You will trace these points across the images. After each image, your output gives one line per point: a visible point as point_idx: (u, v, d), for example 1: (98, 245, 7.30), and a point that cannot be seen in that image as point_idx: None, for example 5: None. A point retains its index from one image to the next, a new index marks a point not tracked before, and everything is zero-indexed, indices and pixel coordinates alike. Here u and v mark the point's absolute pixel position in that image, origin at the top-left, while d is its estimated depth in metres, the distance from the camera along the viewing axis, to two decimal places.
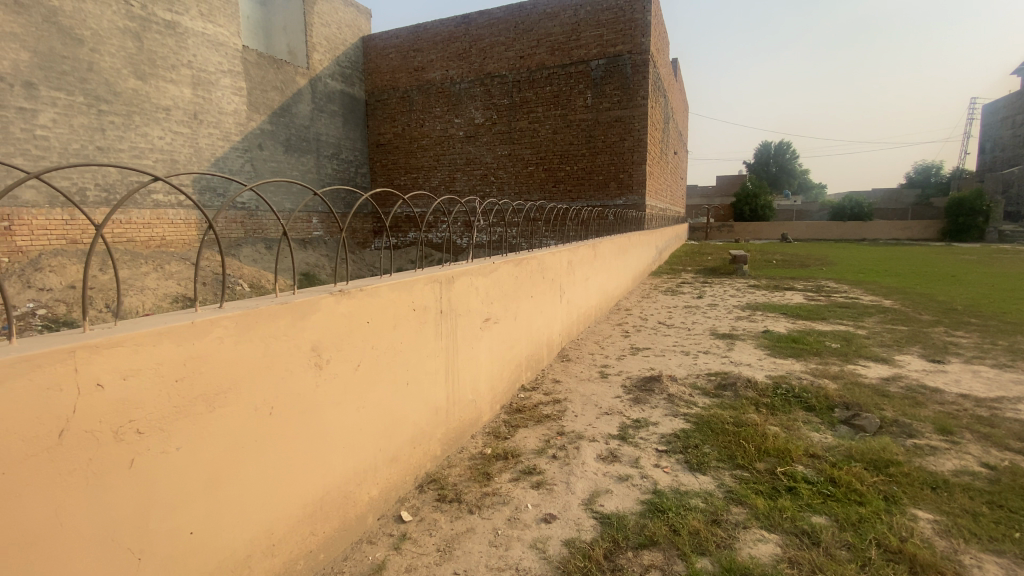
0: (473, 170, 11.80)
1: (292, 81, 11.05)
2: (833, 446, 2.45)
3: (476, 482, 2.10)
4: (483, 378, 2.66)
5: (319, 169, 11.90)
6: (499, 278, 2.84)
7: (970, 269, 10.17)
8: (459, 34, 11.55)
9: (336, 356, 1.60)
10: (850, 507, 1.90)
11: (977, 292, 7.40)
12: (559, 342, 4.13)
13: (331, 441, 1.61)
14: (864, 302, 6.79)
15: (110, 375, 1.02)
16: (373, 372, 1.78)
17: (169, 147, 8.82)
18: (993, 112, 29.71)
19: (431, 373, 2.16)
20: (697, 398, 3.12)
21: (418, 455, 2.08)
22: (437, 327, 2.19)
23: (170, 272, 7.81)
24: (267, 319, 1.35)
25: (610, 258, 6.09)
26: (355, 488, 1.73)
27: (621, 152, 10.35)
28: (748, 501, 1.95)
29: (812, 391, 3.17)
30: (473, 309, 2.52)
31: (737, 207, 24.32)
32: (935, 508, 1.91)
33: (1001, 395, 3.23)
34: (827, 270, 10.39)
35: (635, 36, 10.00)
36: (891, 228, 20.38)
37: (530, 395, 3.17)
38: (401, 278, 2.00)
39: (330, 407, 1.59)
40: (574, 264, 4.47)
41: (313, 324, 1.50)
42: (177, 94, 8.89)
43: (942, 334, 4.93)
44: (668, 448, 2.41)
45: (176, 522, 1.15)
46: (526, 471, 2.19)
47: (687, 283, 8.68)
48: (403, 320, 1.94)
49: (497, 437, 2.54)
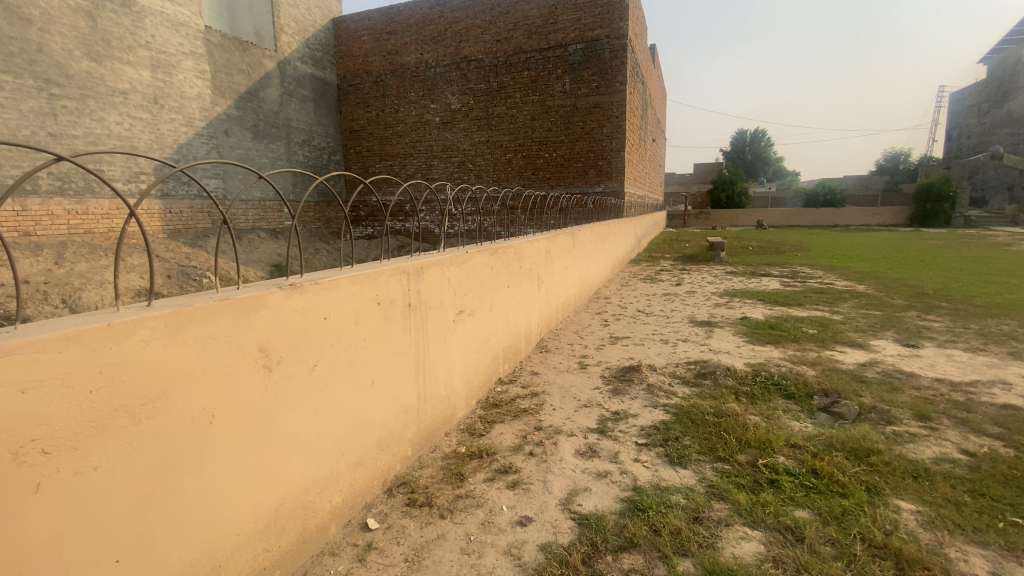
0: (450, 157, 11.56)
1: (259, 64, 10.59)
2: (814, 435, 2.41)
3: (449, 484, 1.99)
4: (457, 374, 2.54)
5: (290, 155, 11.49)
6: (474, 268, 2.71)
7: (938, 254, 10.41)
8: (434, 16, 11.24)
9: (288, 357, 1.46)
10: (833, 500, 1.86)
11: (945, 276, 7.55)
12: (537, 333, 4.03)
13: (288, 447, 1.48)
14: (839, 288, 6.86)
15: (7, 391, 0.88)
16: (331, 372, 1.65)
17: (127, 133, 8.37)
18: (959, 101, 30.55)
19: (400, 370, 2.03)
20: (676, 388, 3.06)
21: (385, 458, 1.96)
22: (406, 322, 2.06)
23: (133, 265, 7.41)
24: (205, 318, 1.22)
25: (589, 246, 6.01)
26: (315, 497, 1.60)
27: (600, 138, 10.23)
28: (730, 496, 1.89)
29: (791, 378, 3.14)
30: (444, 302, 2.38)
31: (714, 194, 24.50)
32: (917, 498, 1.89)
33: (977, 378, 3.26)
34: (801, 256, 10.52)
35: (613, 20, 9.86)
36: (861, 214, 20.87)
37: (507, 389, 3.06)
38: (364, 270, 1.86)
39: (283, 413, 1.46)
40: (553, 252, 4.37)
41: (260, 322, 1.36)
42: (135, 77, 8.43)
43: (915, 318, 5.00)
44: (648, 441, 2.34)
45: (99, 551, 1.01)
46: (501, 470, 2.09)
47: (666, 270, 8.68)
48: (367, 315, 1.81)
49: (473, 434, 2.43)
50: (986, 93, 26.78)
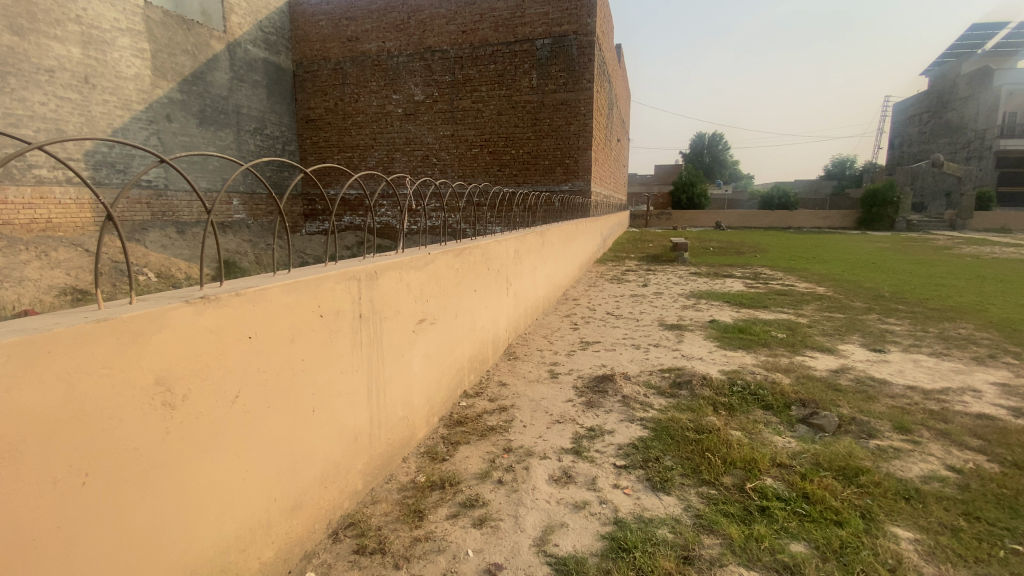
0: (413, 150, 11.16)
1: (206, 45, 9.87)
2: (798, 452, 2.27)
3: (404, 524, 1.72)
4: (416, 391, 2.27)
5: (240, 144, 10.77)
6: (436, 270, 2.44)
7: (888, 257, 10.81)
8: (396, 4, 10.81)
9: (198, 389, 1.17)
10: (829, 530, 1.71)
11: (897, 279, 7.80)
12: (504, 339, 3.78)
13: (202, 498, 1.19)
14: (800, 289, 6.93)
15: None
16: (258, 402, 1.36)
17: (54, 115, 7.59)
18: (902, 111, 32.29)
19: (348, 393, 1.75)
20: (651, 399, 2.89)
21: (329, 497, 1.68)
22: (355, 336, 1.78)
23: (58, 261, 6.68)
24: (74, 348, 0.93)
25: (557, 246, 5.80)
26: (238, 555, 1.31)
27: (567, 136, 10.09)
28: (721, 529, 1.71)
29: (768, 388, 3.01)
30: (403, 310, 2.11)
31: (674, 195, 24.84)
32: (912, 524, 1.78)
33: (946, 385, 3.24)
34: (761, 257, 10.74)
35: (581, 17, 9.74)
36: (812, 217, 21.72)
37: (473, 403, 2.81)
38: (304, 275, 1.58)
39: (192, 459, 1.16)
40: (521, 253, 4.14)
41: (156, 346, 1.08)
42: (63, 54, 7.65)
43: (876, 321, 5.06)
44: (628, 463, 2.14)
45: None
46: (466, 503, 1.84)
47: (631, 271, 8.60)
48: (305, 329, 1.52)
49: (433, 460, 2.17)
50: (926, 104, 28.37)
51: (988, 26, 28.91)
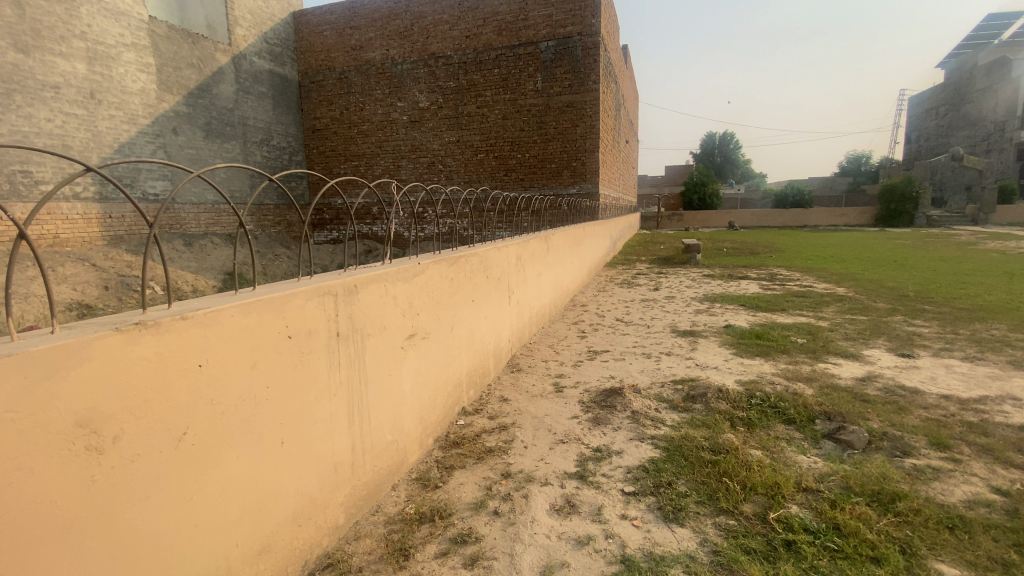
0: (419, 157, 11.09)
1: (211, 58, 9.90)
2: (825, 474, 2.06)
3: (388, 564, 1.56)
4: (407, 411, 2.11)
5: (247, 156, 10.77)
6: (428, 281, 2.30)
7: (909, 254, 10.42)
8: (399, 11, 10.78)
9: (135, 428, 1.03)
10: (866, 570, 1.51)
11: (921, 277, 7.48)
12: (507, 350, 3.61)
13: (143, 551, 1.05)
14: (819, 291, 6.65)
15: None
16: (214, 436, 1.21)
17: (60, 131, 7.62)
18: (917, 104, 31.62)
19: (325, 420, 1.60)
20: (663, 414, 2.70)
21: (304, 535, 1.53)
22: (332, 357, 1.63)
23: (65, 276, 6.65)
24: None
25: (564, 250, 5.64)
26: None
27: (573, 139, 9.93)
28: (741, 569, 1.52)
29: (789, 400, 2.80)
30: (389, 325, 1.96)
31: (686, 195, 24.50)
32: (959, 559, 1.57)
33: (984, 394, 2.99)
34: (777, 257, 10.44)
35: (586, 17, 9.59)
36: (828, 215, 21.28)
37: (471, 421, 2.65)
38: (269, 292, 1.44)
39: (128, 508, 1.02)
40: (524, 260, 3.98)
41: (78, 381, 0.93)
42: (68, 70, 7.68)
43: (903, 323, 4.79)
44: (637, 490, 1.95)
45: None
46: (458, 539, 1.67)
47: (642, 274, 8.37)
48: (270, 351, 1.38)
49: (426, 486, 2.01)
50: (943, 97, 27.70)
51: (1006, 15, 28.18)
